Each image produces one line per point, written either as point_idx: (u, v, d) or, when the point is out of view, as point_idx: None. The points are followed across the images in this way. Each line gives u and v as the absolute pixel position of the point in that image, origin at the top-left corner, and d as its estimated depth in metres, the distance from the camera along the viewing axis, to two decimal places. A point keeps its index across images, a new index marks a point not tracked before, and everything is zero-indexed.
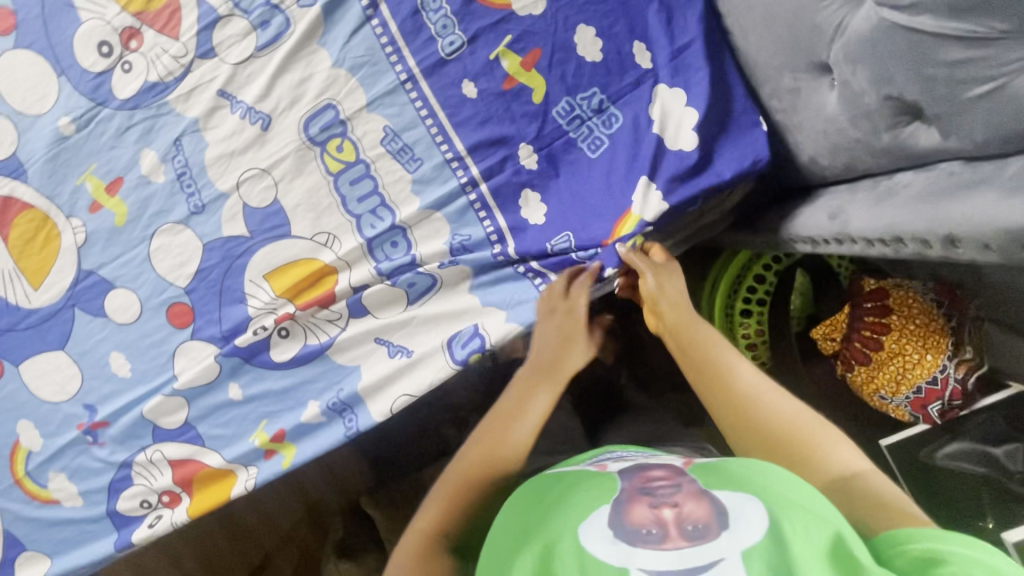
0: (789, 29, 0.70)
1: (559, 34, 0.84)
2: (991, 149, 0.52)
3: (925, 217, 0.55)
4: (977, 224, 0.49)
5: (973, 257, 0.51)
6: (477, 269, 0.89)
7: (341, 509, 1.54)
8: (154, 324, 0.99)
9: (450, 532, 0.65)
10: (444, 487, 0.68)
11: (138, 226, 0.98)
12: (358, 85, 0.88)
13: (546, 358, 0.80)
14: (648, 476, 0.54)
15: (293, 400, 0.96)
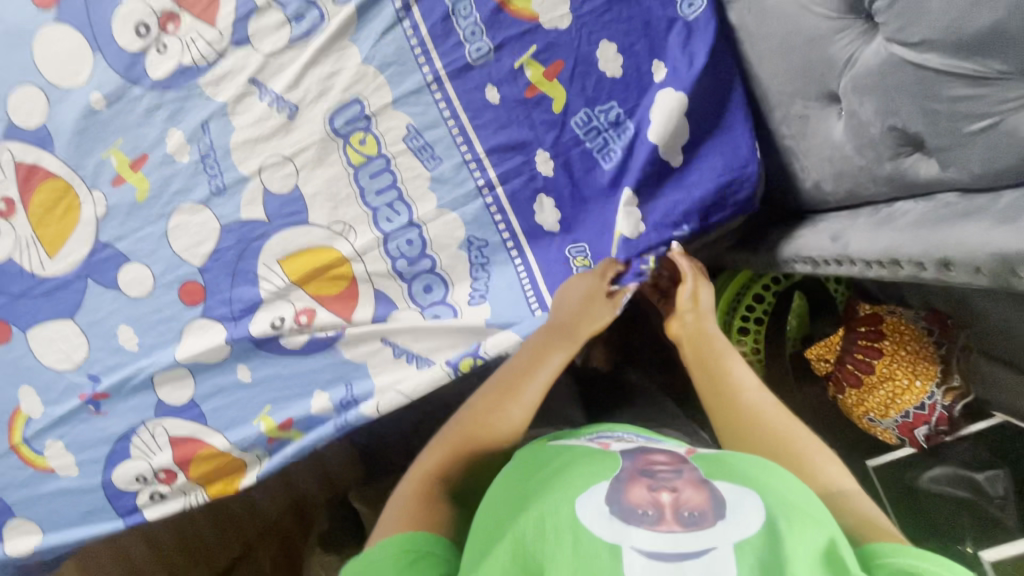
0: (802, 58, 0.73)
1: (582, 48, 0.87)
2: (988, 181, 0.55)
3: (922, 241, 0.57)
4: (970, 250, 0.52)
5: (964, 281, 0.54)
6: (493, 272, 0.93)
7: (328, 501, 1.54)
8: (166, 300, 1.01)
9: (453, 476, 0.67)
10: (449, 437, 0.71)
11: (158, 203, 1.00)
12: (385, 82, 0.91)
13: (563, 321, 0.82)
14: (650, 459, 0.55)
15: (300, 388, 0.98)
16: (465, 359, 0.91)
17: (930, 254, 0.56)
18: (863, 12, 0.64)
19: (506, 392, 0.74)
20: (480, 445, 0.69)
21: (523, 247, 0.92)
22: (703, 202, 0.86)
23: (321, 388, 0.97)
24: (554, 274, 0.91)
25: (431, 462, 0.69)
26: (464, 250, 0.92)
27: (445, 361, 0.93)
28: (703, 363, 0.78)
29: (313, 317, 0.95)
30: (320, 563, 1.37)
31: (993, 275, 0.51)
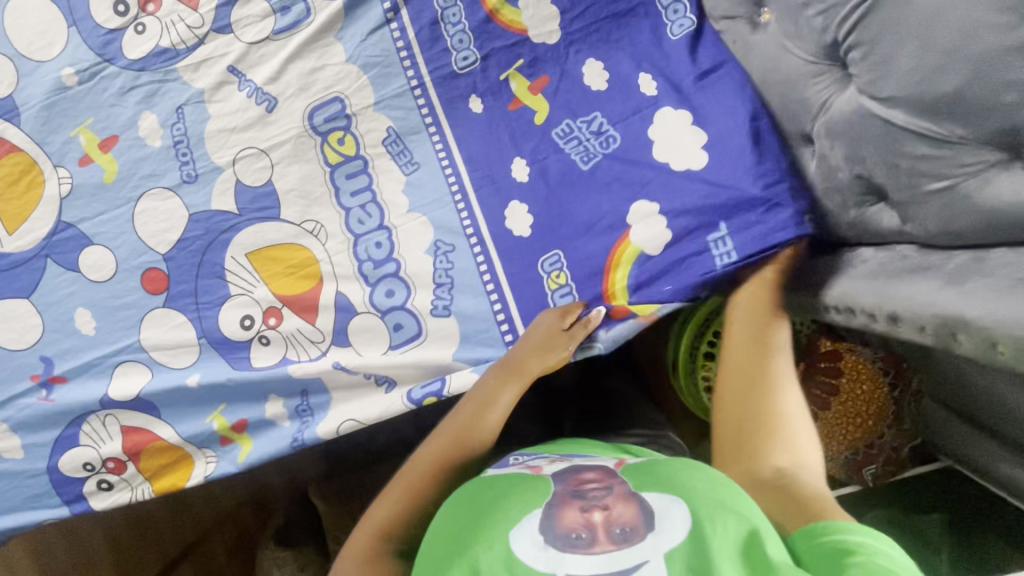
0: (781, 97, 0.74)
1: (568, 63, 0.87)
2: (944, 238, 0.57)
3: (875, 292, 0.59)
4: (920, 307, 0.53)
5: (909, 335, 0.55)
6: (456, 275, 0.88)
7: (287, 495, 1.52)
8: (128, 286, 0.98)
9: (401, 531, 0.64)
10: (394, 488, 0.68)
11: (126, 187, 0.97)
12: (368, 83, 0.90)
13: (515, 357, 0.79)
14: (581, 478, 0.54)
15: (254, 395, 0.96)
16: (429, 398, 0.88)
17: (882, 308, 0.58)
18: (838, 59, 0.65)
19: (454, 438, 0.71)
20: (428, 492, 0.67)
21: (492, 257, 0.87)
22: (703, 215, 0.78)
23: (276, 396, 0.95)
24: (522, 283, 0.85)
25: (378, 516, 0.66)
26: (431, 255, 0.88)
27: (406, 395, 0.89)
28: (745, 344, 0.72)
29: (281, 320, 0.93)
30: (272, 558, 1.34)
31: (934, 333, 0.52)
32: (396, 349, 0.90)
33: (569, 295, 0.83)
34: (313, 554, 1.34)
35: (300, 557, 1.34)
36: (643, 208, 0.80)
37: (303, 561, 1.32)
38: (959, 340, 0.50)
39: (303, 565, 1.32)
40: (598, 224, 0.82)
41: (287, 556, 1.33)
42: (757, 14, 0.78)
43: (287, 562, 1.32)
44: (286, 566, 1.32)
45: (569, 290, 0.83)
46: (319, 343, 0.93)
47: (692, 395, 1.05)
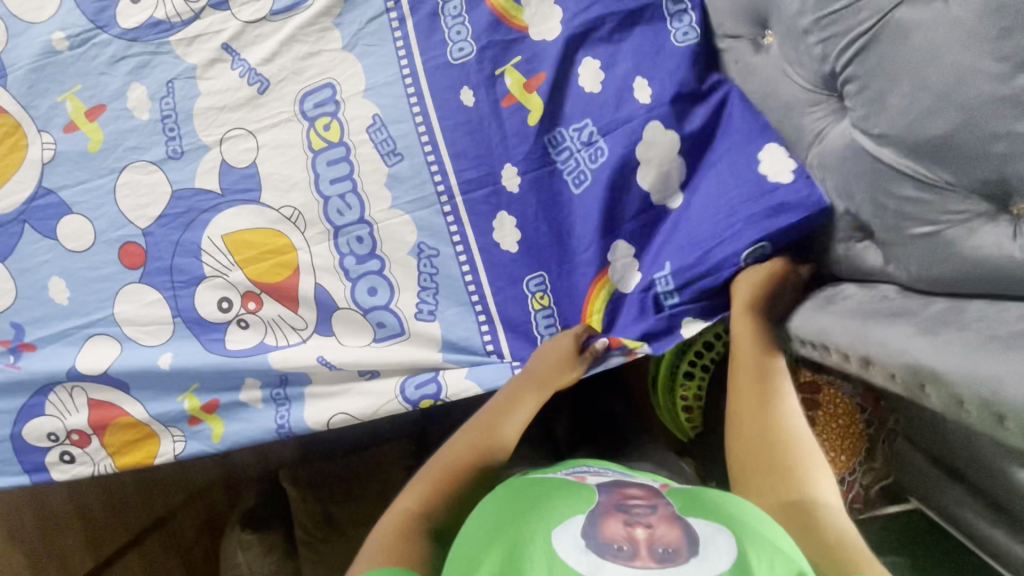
0: (776, 122, 0.74)
1: (566, 65, 0.83)
2: (925, 284, 0.56)
3: (850, 333, 0.58)
4: (893, 353, 0.52)
5: (880, 380, 0.54)
6: (441, 279, 0.87)
7: (259, 476, 1.51)
8: (105, 258, 0.97)
9: (434, 519, 0.60)
10: (427, 474, 0.64)
11: (110, 158, 0.96)
12: (361, 70, 0.88)
13: (540, 367, 0.77)
14: (625, 493, 0.54)
15: (228, 378, 0.94)
16: (425, 401, 0.86)
17: (852, 349, 0.57)
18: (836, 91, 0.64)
19: (482, 436, 0.69)
20: (463, 482, 0.64)
21: (477, 266, 0.86)
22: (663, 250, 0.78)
23: (251, 381, 0.93)
24: (507, 298, 0.85)
25: (412, 502, 0.62)
26: (414, 257, 0.87)
27: (400, 395, 0.87)
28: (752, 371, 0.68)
29: (260, 305, 0.92)
30: (237, 540, 1.33)
31: (903, 381, 0.51)
32: (378, 343, 0.89)
33: (552, 318, 0.84)
34: (279, 538, 1.34)
35: (265, 539, 1.33)
36: (620, 247, 0.81)
37: (269, 544, 1.33)
38: (928, 393, 0.49)
39: (268, 548, 1.33)
40: (581, 249, 0.82)
41: (253, 539, 1.33)
42: (761, 35, 0.76)
43: (252, 545, 1.32)
44: (252, 549, 1.32)
45: (551, 314, 0.84)
46: (300, 330, 0.92)
47: (667, 410, 1.02)
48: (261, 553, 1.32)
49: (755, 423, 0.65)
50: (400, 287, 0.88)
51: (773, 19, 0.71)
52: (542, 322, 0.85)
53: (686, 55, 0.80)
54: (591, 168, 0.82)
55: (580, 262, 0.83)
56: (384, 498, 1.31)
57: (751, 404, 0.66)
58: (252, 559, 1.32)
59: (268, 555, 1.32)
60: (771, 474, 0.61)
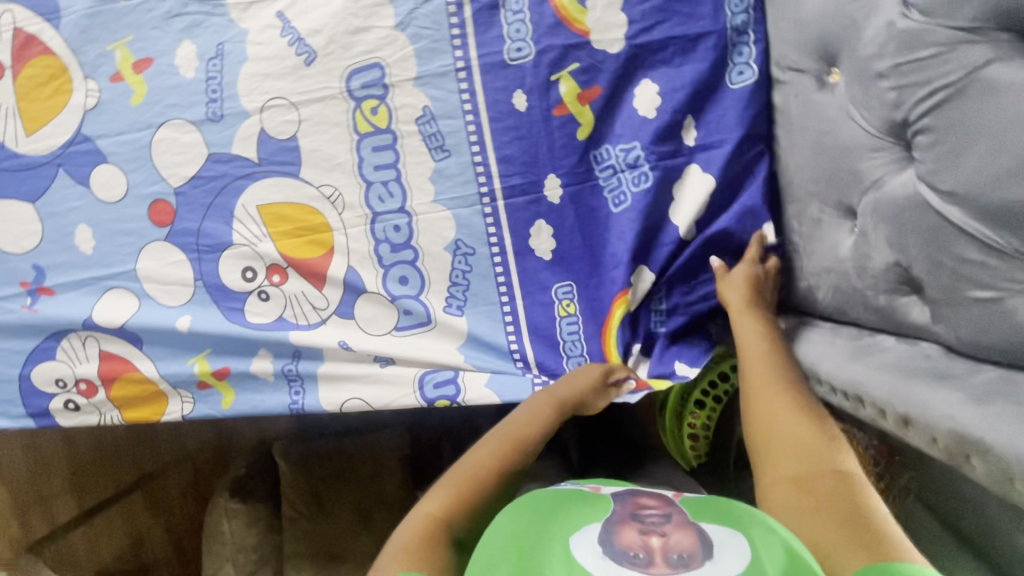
0: (830, 162, 0.72)
1: (623, 81, 0.83)
2: (973, 349, 0.55)
3: (890, 389, 0.57)
4: (936, 419, 0.52)
5: (918, 443, 0.55)
6: (471, 278, 0.87)
7: (251, 446, 1.50)
8: (134, 212, 0.96)
9: (456, 525, 0.64)
10: (449, 484, 0.67)
11: (150, 113, 0.95)
12: (412, 55, 0.85)
13: (561, 389, 0.79)
14: (639, 502, 0.55)
15: (244, 349, 0.94)
16: (442, 401, 0.86)
17: (893, 408, 0.57)
18: (904, 139, 0.63)
19: (507, 442, 0.73)
20: (485, 488, 0.67)
21: (510, 270, 0.86)
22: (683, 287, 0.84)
23: (265, 353, 0.93)
24: (535, 303, 0.86)
25: (436, 505, 0.65)
26: (450, 254, 0.87)
27: (419, 392, 0.88)
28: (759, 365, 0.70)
29: (284, 279, 0.92)
30: (223, 508, 1.32)
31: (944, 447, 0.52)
32: (402, 332, 0.89)
33: (575, 325, 0.85)
34: (266, 509, 1.34)
35: (250, 511, 1.33)
36: (644, 273, 0.83)
37: (254, 515, 1.33)
38: (973, 463, 0.49)
39: (253, 519, 1.32)
40: (613, 265, 0.83)
41: (239, 508, 1.32)
42: (827, 72, 0.75)
43: (238, 515, 1.31)
44: (237, 518, 1.31)
45: (574, 320, 0.85)
46: (321, 309, 0.91)
47: (672, 436, 1.01)
48: (245, 524, 1.31)
49: (769, 407, 0.66)
50: (431, 280, 0.88)
51: (844, 60, 0.70)
52: (564, 329, 0.85)
53: (739, 99, 0.81)
54: (631, 192, 0.83)
55: (607, 279, 0.84)
56: (370, 485, 1.29)
57: (764, 389, 0.68)
58: (236, 529, 1.31)
59: (252, 526, 1.32)
60: (785, 454, 0.62)
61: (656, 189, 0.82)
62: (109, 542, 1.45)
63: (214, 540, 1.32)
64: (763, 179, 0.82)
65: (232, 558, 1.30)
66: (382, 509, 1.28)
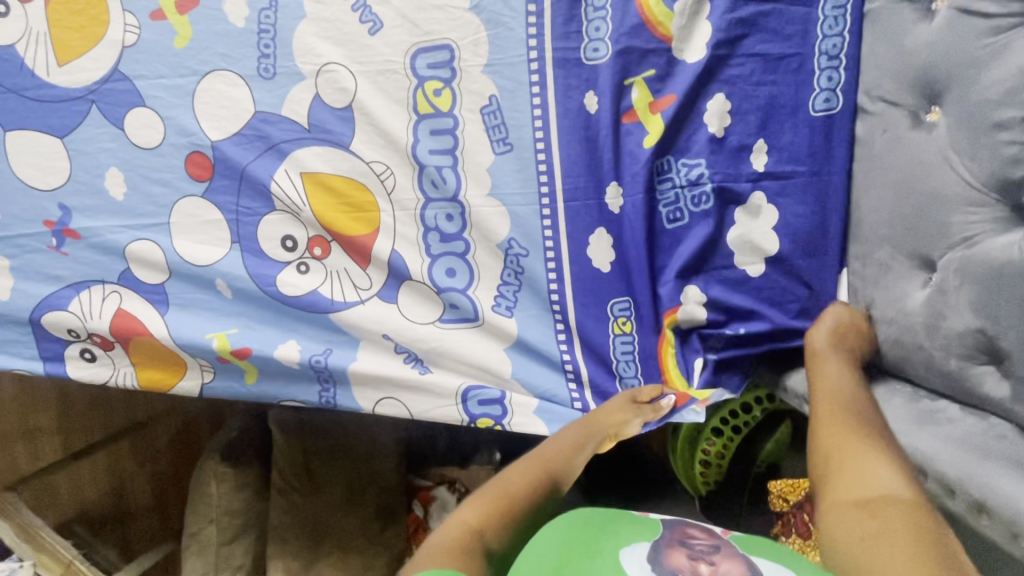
0: (914, 209, 0.68)
1: (704, 95, 0.78)
2: None
3: (965, 469, 0.57)
4: (1019, 514, 0.52)
5: (994, 536, 0.55)
6: (522, 280, 0.87)
7: (245, 411, 1.52)
8: (170, 163, 0.92)
9: (490, 538, 0.61)
10: (486, 494, 0.66)
11: (194, 59, 0.90)
12: (484, 40, 0.82)
13: (595, 415, 0.80)
14: (687, 530, 0.55)
15: (278, 328, 0.94)
16: (485, 419, 0.89)
17: (965, 489, 0.57)
18: (1012, 199, 0.60)
19: (539, 464, 0.72)
20: (519, 505, 0.66)
21: (564, 277, 0.84)
22: (738, 321, 0.79)
23: (297, 340, 0.93)
24: (588, 316, 0.84)
25: (470, 515, 0.63)
26: (502, 251, 0.86)
27: (463, 407, 0.90)
28: (830, 408, 0.67)
29: (326, 253, 0.91)
30: (212, 471, 1.35)
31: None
32: (445, 325, 0.89)
33: (630, 344, 0.84)
34: (254, 477, 1.40)
35: (239, 477, 1.37)
36: (691, 291, 0.80)
37: (242, 481, 1.38)
38: None
39: (242, 485, 1.38)
40: (666, 285, 0.81)
41: (230, 473, 1.36)
42: (924, 109, 0.69)
43: (227, 479, 1.35)
44: (226, 482, 1.36)
45: (630, 340, 0.84)
46: (362, 289, 0.91)
47: (683, 460, 1.02)
48: (232, 489, 1.36)
49: (833, 444, 0.65)
50: (480, 275, 0.88)
51: (951, 99, 0.65)
52: (618, 347, 0.84)
53: (818, 137, 0.76)
54: (690, 211, 0.80)
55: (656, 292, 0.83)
56: (364, 463, 1.36)
57: (832, 429, 0.66)
58: (224, 492, 1.35)
59: (240, 491, 1.38)
60: (855, 496, 0.59)
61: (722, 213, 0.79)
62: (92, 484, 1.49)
63: (200, 501, 1.37)
64: (832, 213, 0.77)
65: (216, 520, 1.35)
66: (373, 489, 1.35)
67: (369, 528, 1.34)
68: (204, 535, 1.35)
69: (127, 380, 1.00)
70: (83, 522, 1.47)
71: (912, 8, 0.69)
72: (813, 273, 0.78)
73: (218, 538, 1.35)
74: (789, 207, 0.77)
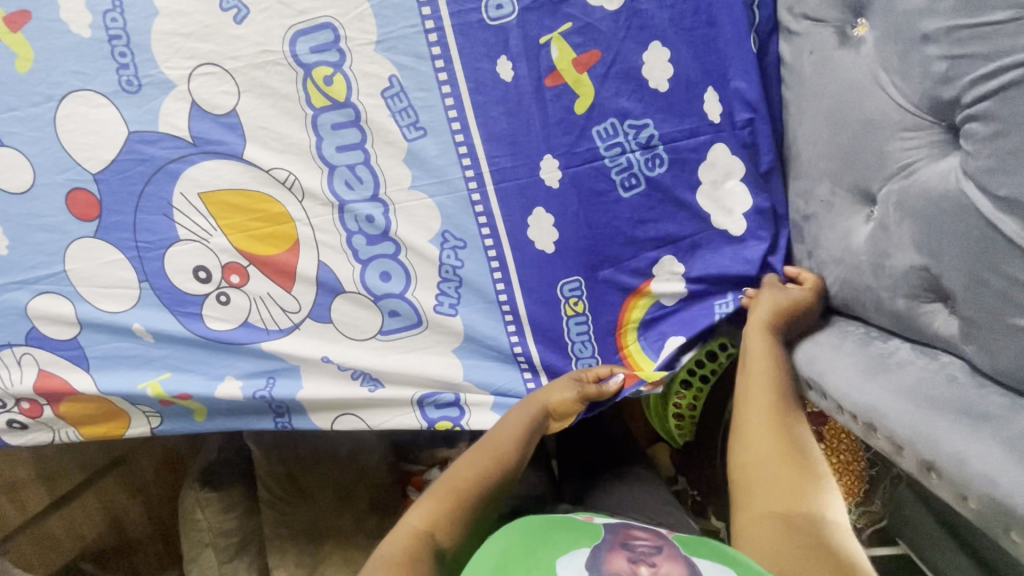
0: (849, 138, 0.64)
1: (626, 44, 0.71)
2: (1009, 379, 0.51)
3: (914, 426, 0.53)
4: (967, 473, 0.48)
5: (945, 496, 0.52)
6: (464, 274, 0.81)
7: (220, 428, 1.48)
8: (49, 204, 0.82)
9: (439, 539, 0.59)
10: (434, 494, 0.63)
11: (44, 81, 0.78)
12: (370, 13, 0.72)
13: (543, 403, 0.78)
14: (630, 533, 0.54)
15: (207, 370, 0.88)
16: (444, 422, 0.87)
17: (914, 449, 0.53)
18: (947, 121, 0.56)
19: (487, 453, 0.69)
20: (471, 501, 0.64)
21: (508, 263, 0.80)
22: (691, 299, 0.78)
23: (233, 376, 0.88)
24: (539, 300, 0.81)
25: (419, 518, 0.60)
26: (438, 245, 0.80)
27: (421, 413, 0.88)
28: (757, 396, 0.65)
29: (245, 280, 0.84)
30: (195, 498, 1.32)
31: (976, 510, 0.48)
32: (390, 333, 0.85)
33: (584, 324, 0.82)
34: (241, 494, 1.36)
35: (227, 497, 1.34)
36: (647, 260, 0.78)
37: (229, 502, 1.34)
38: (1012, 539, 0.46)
39: (229, 505, 1.34)
40: (624, 253, 0.78)
41: (212, 496, 1.32)
42: (851, 24, 0.64)
43: (211, 503, 1.32)
44: (211, 506, 1.32)
45: (585, 321, 0.81)
46: (292, 313, 0.85)
47: (658, 412, 1.01)
48: (220, 511, 1.33)
49: (757, 438, 0.62)
50: (417, 276, 0.82)
51: (876, 11, 0.60)
52: (573, 329, 0.82)
53: (755, 78, 0.70)
54: (645, 175, 0.75)
55: (626, 270, 0.79)
56: (349, 463, 1.33)
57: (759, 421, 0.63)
58: (212, 516, 1.32)
59: (229, 511, 1.34)
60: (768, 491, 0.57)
61: (670, 177, 0.75)
62: (87, 520, 1.43)
63: (190, 527, 1.34)
64: (767, 148, 0.73)
65: (211, 543, 1.33)
66: (361, 487, 1.34)
67: (367, 523, 1.34)
68: (204, 559, 1.34)
69: (72, 438, 0.95)
70: (89, 560, 1.41)
71: None
72: (757, 219, 0.74)
73: (218, 560, 1.34)
74: (721, 156, 0.73)
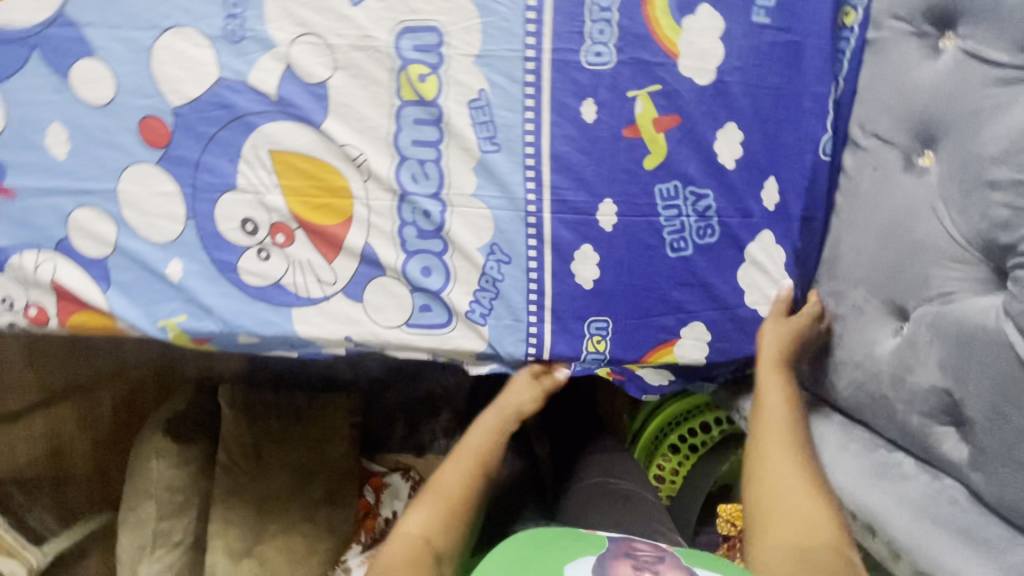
0: (895, 256, 0.67)
1: (706, 117, 0.76)
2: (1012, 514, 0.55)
3: (916, 541, 0.59)
4: None
5: None
6: (500, 290, 0.83)
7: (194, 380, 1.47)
8: (121, 124, 0.84)
9: (435, 542, 0.66)
10: (430, 504, 0.70)
11: (154, 11, 0.81)
12: (478, 29, 0.77)
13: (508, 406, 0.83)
14: (633, 543, 0.55)
15: (221, 320, 0.86)
16: None
17: (913, 560, 0.59)
18: (995, 263, 0.60)
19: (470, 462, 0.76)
20: (458, 505, 0.71)
21: (545, 290, 0.82)
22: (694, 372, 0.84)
23: (247, 332, 0.87)
24: (564, 332, 0.83)
25: (414, 526, 0.67)
26: (482, 256, 0.82)
27: None
28: (773, 440, 0.67)
29: (289, 242, 0.85)
30: (153, 447, 1.29)
31: None
32: (412, 327, 0.86)
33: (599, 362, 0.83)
34: (200, 452, 1.33)
35: (187, 452, 1.31)
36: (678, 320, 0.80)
37: (187, 456, 1.31)
38: None
39: (187, 460, 1.31)
40: (657, 307, 0.80)
41: (172, 449, 1.29)
42: (917, 152, 0.68)
43: (168, 453, 1.29)
44: (166, 458, 1.29)
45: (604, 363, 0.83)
46: (326, 285, 0.86)
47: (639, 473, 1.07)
48: (174, 464, 1.29)
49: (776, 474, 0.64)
50: (456, 278, 0.84)
51: (946, 146, 0.64)
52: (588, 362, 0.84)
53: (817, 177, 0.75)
54: (695, 241, 0.78)
55: (657, 325, 0.81)
56: (317, 450, 1.32)
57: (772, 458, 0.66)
58: (165, 469, 1.28)
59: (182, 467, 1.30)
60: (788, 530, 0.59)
61: (718, 247, 0.78)
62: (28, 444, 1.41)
63: (140, 478, 1.29)
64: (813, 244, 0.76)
65: (157, 496, 1.27)
66: (321, 477, 1.31)
67: (316, 514, 1.29)
68: (142, 510, 1.28)
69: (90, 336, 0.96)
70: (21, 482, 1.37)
71: (919, 45, 0.68)
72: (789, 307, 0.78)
73: (157, 513, 1.27)
74: (770, 240, 0.77)
